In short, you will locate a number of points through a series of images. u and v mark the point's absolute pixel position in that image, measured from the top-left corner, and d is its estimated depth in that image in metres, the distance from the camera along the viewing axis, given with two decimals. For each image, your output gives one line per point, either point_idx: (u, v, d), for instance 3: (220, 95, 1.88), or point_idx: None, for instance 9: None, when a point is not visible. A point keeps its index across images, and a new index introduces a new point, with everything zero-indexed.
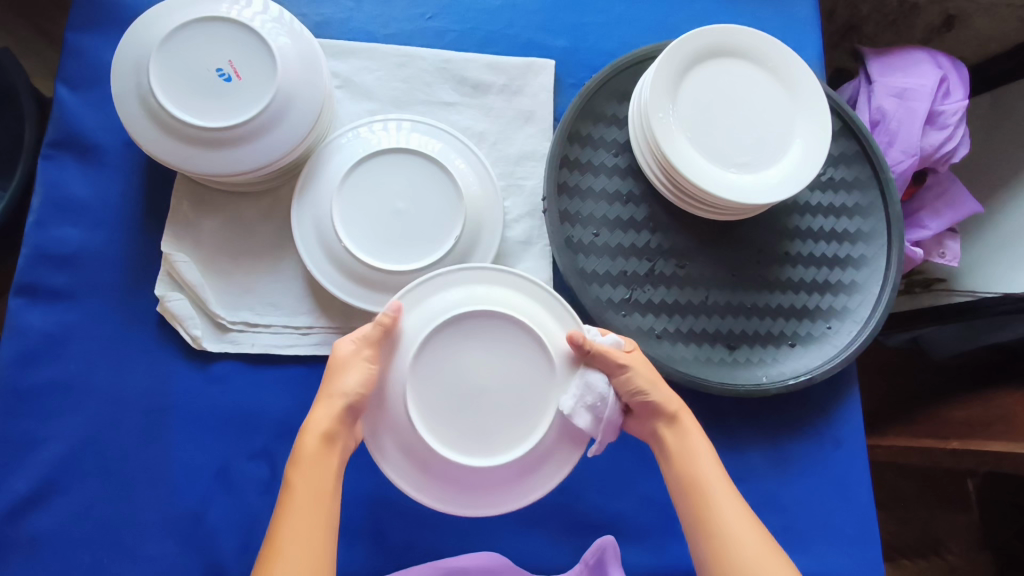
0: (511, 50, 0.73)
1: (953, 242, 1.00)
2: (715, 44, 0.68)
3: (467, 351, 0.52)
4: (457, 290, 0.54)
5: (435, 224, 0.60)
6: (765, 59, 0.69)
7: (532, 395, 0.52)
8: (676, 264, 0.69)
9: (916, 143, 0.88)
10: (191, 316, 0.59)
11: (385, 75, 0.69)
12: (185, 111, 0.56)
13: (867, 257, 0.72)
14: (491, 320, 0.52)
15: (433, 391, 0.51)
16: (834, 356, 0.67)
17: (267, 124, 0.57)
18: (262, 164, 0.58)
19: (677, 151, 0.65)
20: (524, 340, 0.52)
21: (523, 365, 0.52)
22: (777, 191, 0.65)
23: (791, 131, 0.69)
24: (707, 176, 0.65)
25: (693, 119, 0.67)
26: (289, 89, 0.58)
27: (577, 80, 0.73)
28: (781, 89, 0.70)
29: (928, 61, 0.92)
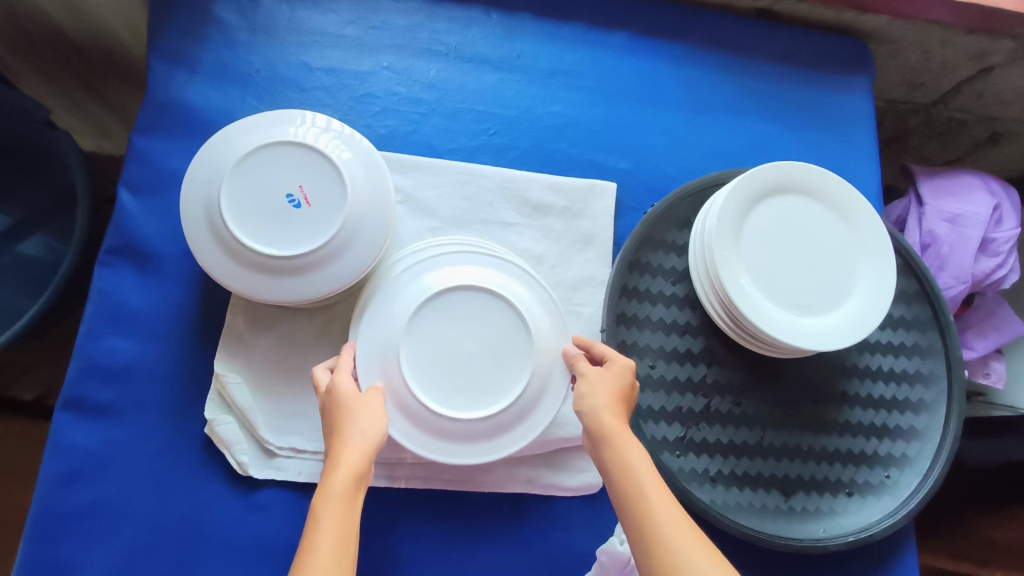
0: (572, 169, 0.72)
1: (998, 363, 0.98)
2: (777, 181, 0.68)
3: (452, 319, 0.57)
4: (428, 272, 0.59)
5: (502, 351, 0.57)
6: (825, 195, 0.69)
7: (513, 340, 0.57)
8: (732, 402, 0.67)
9: (967, 271, 0.87)
10: (239, 441, 0.58)
11: (447, 193, 0.68)
12: (263, 242, 0.55)
13: (927, 401, 0.70)
14: (464, 295, 0.57)
15: (425, 354, 0.56)
16: (894, 510, 0.65)
17: (348, 239, 0.57)
18: (346, 281, 0.57)
19: (742, 293, 0.63)
20: (480, 299, 0.58)
21: (486, 319, 0.57)
22: (841, 336, 0.64)
23: (855, 271, 0.67)
24: (770, 320, 0.63)
25: (758, 255, 0.66)
26: (364, 200, 0.58)
27: (637, 204, 0.73)
28: (843, 228, 0.69)
29: (980, 187, 0.91)
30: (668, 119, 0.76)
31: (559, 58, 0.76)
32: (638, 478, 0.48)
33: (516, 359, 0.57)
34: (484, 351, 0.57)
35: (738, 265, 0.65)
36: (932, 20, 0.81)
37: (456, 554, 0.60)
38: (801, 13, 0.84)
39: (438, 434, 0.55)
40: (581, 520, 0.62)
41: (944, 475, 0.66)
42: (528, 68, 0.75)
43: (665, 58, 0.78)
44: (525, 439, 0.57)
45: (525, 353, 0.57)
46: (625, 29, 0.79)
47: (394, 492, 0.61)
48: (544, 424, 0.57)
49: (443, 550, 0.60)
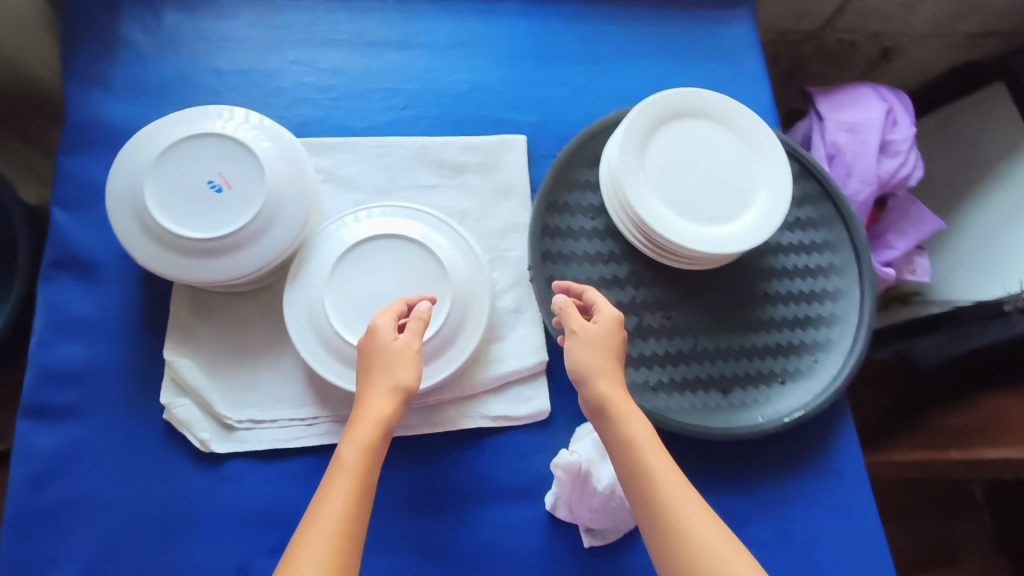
0: (483, 128, 0.77)
1: (921, 259, 1.05)
2: (674, 107, 0.73)
3: (370, 268, 0.63)
4: (339, 233, 0.65)
5: (423, 285, 0.63)
6: (718, 116, 0.74)
7: (430, 273, 0.64)
8: (663, 316, 0.71)
9: (873, 172, 0.93)
10: (197, 420, 0.61)
11: (367, 166, 0.72)
12: (197, 230, 0.59)
13: (842, 289, 0.75)
14: (376, 246, 0.64)
15: (350, 303, 0.62)
16: (824, 388, 0.70)
17: (275, 210, 0.61)
18: (282, 248, 0.61)
19: (653, 213, 0.68)
20: (392, 246, 0.64)
21: (401, 262, 0.64)
22: (749, 238, 0.68)
23: (755, 180, 0.72)
24: (683, 233, 0.68)
25: (662, 176, 0.70)
26: (281, 174, 0.62)
27: (549, 151, 0.77)
28: (739, 143, 0.74)
29: (872, 95, 0.98)
30: (568, 71, 0.81)
31: (457, 30, 0.81)
32: (642, 452, 0.50)
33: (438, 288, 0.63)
34: (402, 289, 0.63)
35: (647, 187, 0.69)
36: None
37: (423, 495, 0.63)
38: None
39: None
40: (536, 444, 0.66)
41: (866, 350, 0.71)
42: (427, 44, 0.79)
43: (556, 16, 0.83)
44: (464, 354, 0.63)
45: (444, 280, 0.64)
46: None
47: None
48: (470, 348, 0.63)
49: (410, 492, 0.63)
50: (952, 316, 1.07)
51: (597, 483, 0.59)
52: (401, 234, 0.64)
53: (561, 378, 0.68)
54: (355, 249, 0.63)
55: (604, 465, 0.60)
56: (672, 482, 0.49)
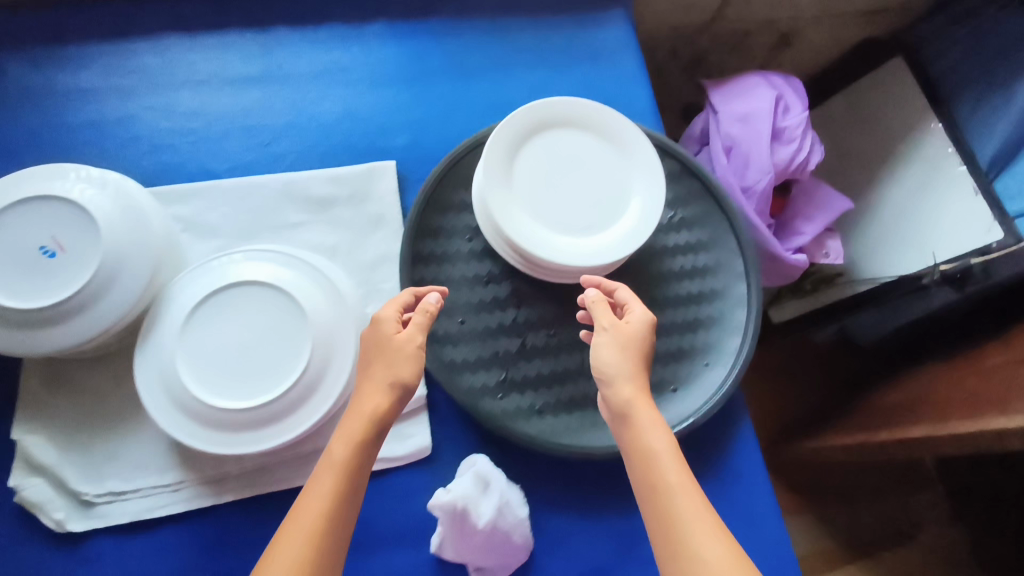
0: (353, 158, 0.74)
1: (833, 241, 1.04)
2: (541, 118, 0.70)
3: (224, 320, 0.60)
4: (190, 286, 0.61)
5: (282, 330, 0.61)
6: (589, 122, 0.72)
7: (289, 316, 0.61)
8: (547, 334, 0.69)
9: (768, 161, 0.92)
10: (50, 499, 0.57)
11: (228, 211, 0.69)
12: (32, 300, 0.56)
13: (730, 288, 0.73)
14: (228, 296, 0.61)
15: (203, 361, 0.58)
16: (715, 391, 0.68)
17: (114, 266, 0.58)
18: (129, 303, 0.59)
19: (521, 230, 0.66)
20: (246, 293, 0.61)
21: (258, 309, 0.61)
22: (621, 248, 0.66)
23: (628, 188, 0.70)
24: (553, 249, 0.66)
25: (533, 193, 0.68)
26: (116, 226, 0.59)
27: (422, 175, 0.75)
28: (612, 151, 0.72)
29: (763, 84, 0.97)
30: (440, 89, 0.79)
31: (321, 58, 0.78)
32: (658, 460, 0.49)
33: (298, 331, 0.61)
34: (259, 338, 0.60)
35: (515, 204, 0.67)
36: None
37: None
38: None
39: (242, 426, 0.58)
40: (421, 483, 0.64)
41: (754, 350, 0.70)
42: (290, 76, 0.77)
43: (425, 35, 0.81)
44: (333, 397, 0.60)
45: (303, 321, 0.61)
46: (381, 18, 0.81)
47: (225, 508, 0.60)
48: (335, 393, 0.61)
49: None
50: (877, 294, 1.14)
51: (477, 520, 0.56)
52: (256, 279, 0.61)
53: (445, 410, 0.66)
54: (205, 302, 0.60)
55: (484, 499, 0.58)
56: (668, 462, 0.49)
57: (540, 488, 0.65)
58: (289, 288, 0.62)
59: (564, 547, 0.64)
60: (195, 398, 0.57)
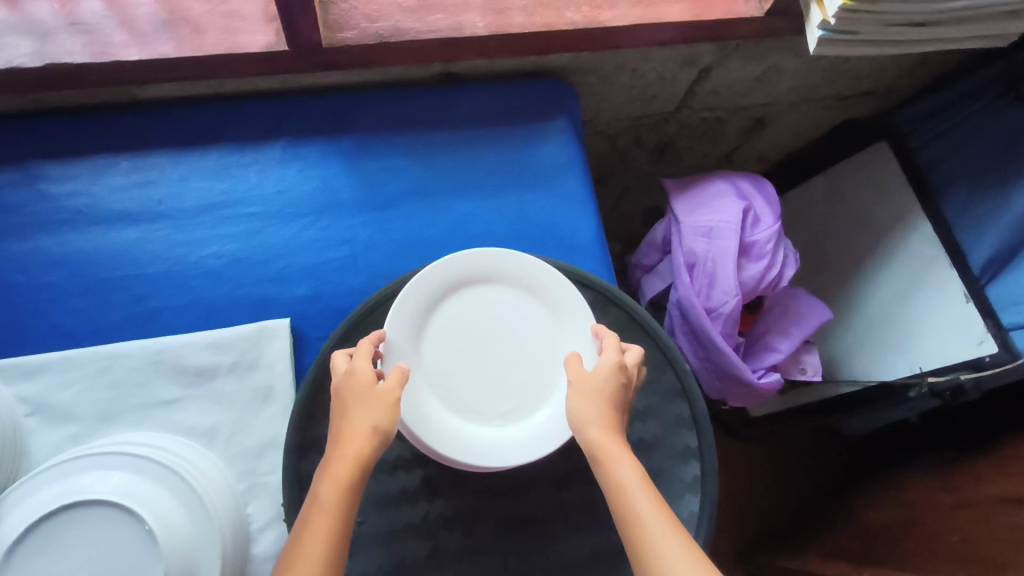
0: (241, 312, 0.64)
1: (810, 355, 0.94)
2: (459, 276, 0.61)
3: (56, 554, 0.49)
4: (19, 507, 0.51)
5: (127, 565, 0.49)
6: (517, 277, 0.61)
7: (137, 546, 0.50)
8: (463, 534, 0.58)
9: (734, 283, 0.82)
10: None
11: (86, 388, 0.59)
12: None
13: (680, 468, 0.62)
14: (62, 522, 0.50)
15: None
16: None
17: None
18: None
19: (426, 421, 0.55)
20: (85, 516, 0.50)
21: (99, 537, 0.50)
22: (542, 445, 0.56)
23: (560, 357, 0.60)
24: (465, 443, 0.56)
25: (443, 375, 0.59)
26: None
27: (324, 330, 0.65)
28: (545, 310, 0.61)
29: (729, 190, 0.87)
30: (349, 222, 0.68)
31: (209, 190, 0.67)
32: (630, 498, 0.47)
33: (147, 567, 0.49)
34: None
35: (425, 386, 0.58)
36: (641, 47, 0.75)
37: None
38: (486, 68, 0.77)
39: None
40: None
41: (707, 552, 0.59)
42: (172, 213, 0.66)
43: (334, 158, 0.70)
44: None
45: (153, 553, 0.49)
46: (283, 136, 0.70)
47: None
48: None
49: None
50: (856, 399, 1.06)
51: None
52: (95, 498, 0.49)
53: None
54: (35, 531, 0.49)
55: None
56: (640, 498, 0.47)
57: None
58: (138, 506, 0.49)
59: None
60: None
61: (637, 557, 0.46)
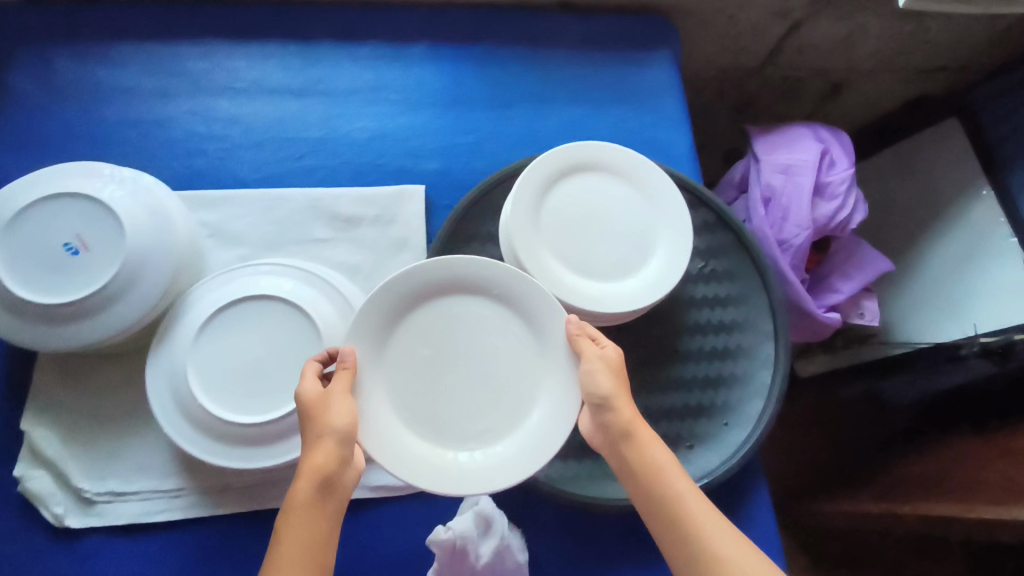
0: (382, 179, 0.74)
1: (869, 302, 1.01)
2: (432, 284, 0.59)
3: (235, 333, 0.60)
4: (207, 296, 0.61)
5: (293, 348, 0.60)
6: (496, 285, 0.59)
7: (302, 335, 0.61)
8: None
9: (807, 217, 0.89)
10: (53, 493, 0.58)
11: (255, 220, 0.70)
12: (58, 293, 0.57)
13: (755, 347, 0.71)
14: (242, 309, 0.61)
15: (213, 371, 0.59)
16: (731, 454, 0.66)
17: (133, 278, 0.58)
18: (143, 309, 0.59)
19: (388, 438, 0.55)
20: (260, 308, 0.61)
21: (271, 324, 0.61)
22: (513, 471, 0.55)
23: (539, 373, 0.59)
24: (430, 466, 0.55)
25: (419, 391, 0.58)
26: (141, 238, 0.59)
27: (451, 201, 0.75)
28: (525, 322, 0.60)
29: (809, 135, 0.95)
30: (475, 116, 0.78)
31: (360, 76, 0.78)
32: (668, 478, 0.50)
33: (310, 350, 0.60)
34: (275, 353, 0.60)
35: (389, 401, 0.57)
36: None
37: None
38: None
39: (243, 439, 0.58)
40: (423, 516, 0.63)
41: (776, 416, 0.67)
42: (328, 91, 0.77)
43: (466, 61, 0.80)
44: None
45: (315, 340, 0.61)
46: (425, 39, 0.81)
47: (225, 521, 0.60)
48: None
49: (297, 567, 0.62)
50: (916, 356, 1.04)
51: (478, 560, 0.58)
52: (272, 293, 0.61)
53: None
54: (220, 313, 0.60)
55: (484, 541, 0.59)
56: (675, 478, 0.50)
57: (546, 536, 0.65)
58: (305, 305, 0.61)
59: None
60: (202, 406, 0.57)
61: (675, 535, 0.48)
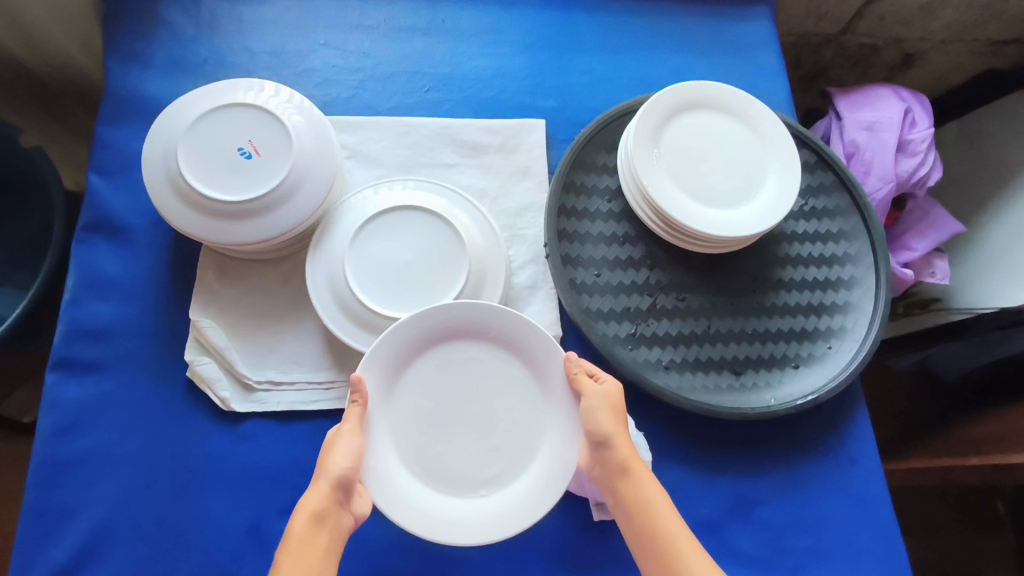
0: (503, 113, 0.79)
1: (940, 261, 1.04)
2: (434, 329, 0.61)
3: (386, 239, 0.64)
4: (360, 205, 0.66)
5: (439, 254, 0.65)
6: (493, 328, 0.62)
7: (447, 242, 0.65)
8: (677, 297, 0.72)
9: (891, 171, 0.92)
10: (219, 378, 0.64)
11: (390, 144, 0.74)
12: (232, 191, 0.61)
13: (857, 278, 0.75)
14: (391, 217, 0.65)
15: (368, 271, 0.63)
16: (837, 374, 0.70)
17: (300, 180, 0.62)
18: (306, 212, 0.63)
19: (393, 486, 0.57)
20: (408, 217, 0.65)
21: (418, 232, 0.65)
22: (521, 516, 0.56)
23: (541, 416, 0.61)
24: (437, 516, 0.57)
25: (426, 440, 0.59)
26: (305, 147, 0.64)
27: (567, 136, 0.79)
28: (525, 361, 0.62)
29: (892, 96, 0.98)
30: (587, 60, 0.83)
31: (481, 19, 0.82)
32: (660, 516, 0.55)
33: (454, 257, 0.64)
34: (420, 258, 0.64)
35: (396, 449, 0.59)
36: None
37: None
38: None
39: None
40: None
41: (880, 340, 0.71)
42: (452, 31, 0.81)
43: (579, 8, 0.85)
44: None
45: (459, 248, 0.65)
46: None
47: None
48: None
49: None
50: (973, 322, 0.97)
51: None
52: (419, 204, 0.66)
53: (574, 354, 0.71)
54: (373, 220, 0.65)
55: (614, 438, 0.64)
56: (666, 517, 0.55)
57: (662, 443, 0.69)
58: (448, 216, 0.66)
59: (682, 502, 0.67)
60: (360, 302, 0.62)
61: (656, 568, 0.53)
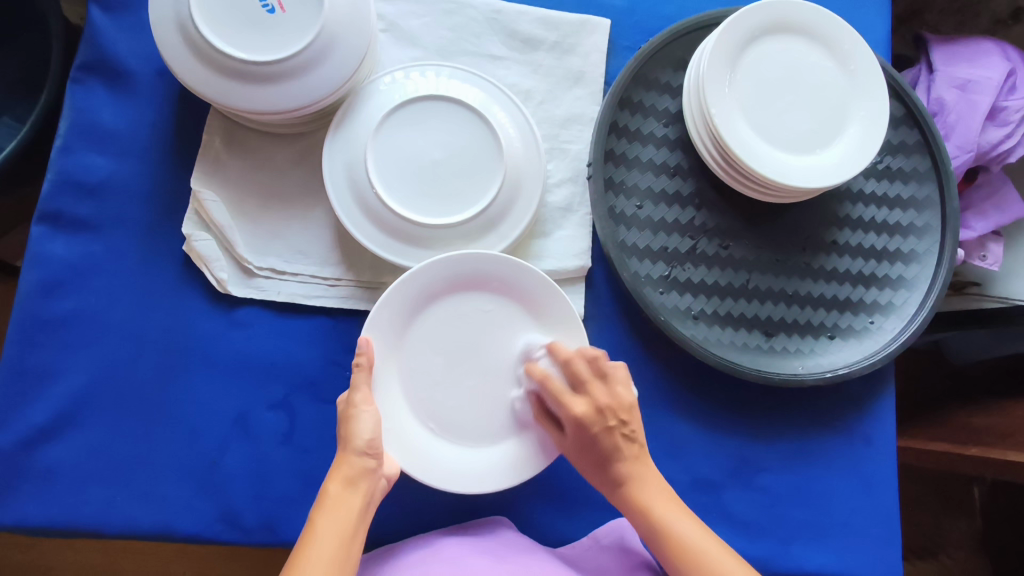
0: (564, 6, 0.69)
1: (996, 246, 0.87)
2: (438, 280, 0.57)
3: (415, 130, 0.57)
4: (389, 90, 0.59)
5: (472, 158, 0.58)
6: (495, 277, 0.58)
7: (481, 145, 0.58)
8: (720, 244, 0.66)
9: (974, 139, 0.82)
10: (216, 257, 0.59)
11: (432, 22, 0.65)
12: (249, 49, 0.53)
13: (918, 252, 0.68)
14: (421, 107, 0.58)
15: (392, 164, 0.57)
16: (873, 351, 0.66)
17: (328, 46, 0.54)
18: (331, 87, 0.55)
19: (409, 441, 0.56)
20: (443, 111, 0.58)
21: (450, 129, 0.58)
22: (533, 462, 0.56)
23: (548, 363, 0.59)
24: (456, 471, 0.56)
25: (438, 393, 0.57)
26: (338, 9, 0.55)
27: (631, 43, 0.70)
28: (533, 315, 0.59)
29: (997, 54, 0.87)
30: None
31: None
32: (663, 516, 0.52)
33: (488, 164, 0.58)
34: (451, 158, 0.58)
35: (411, 394, 0.57)
36: None
37: None
38: None
39: (412, 241, 0.58)
40: None
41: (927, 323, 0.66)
42: None
43: None
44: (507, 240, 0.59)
45: (494, 154, 0.58)
46: None
47: None
48: (511, 237, 0.59)
49: None
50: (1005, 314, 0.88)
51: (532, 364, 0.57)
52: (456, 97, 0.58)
53: (601, 289, 0.66)
54: (402, 108, 0.57)
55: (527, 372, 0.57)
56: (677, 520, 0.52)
57: (672, 394, 0.65)
58: (485, 115, 0.58)
59: (683, 455, 0.65)
60: (378, 199, 0.56)
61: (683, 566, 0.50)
